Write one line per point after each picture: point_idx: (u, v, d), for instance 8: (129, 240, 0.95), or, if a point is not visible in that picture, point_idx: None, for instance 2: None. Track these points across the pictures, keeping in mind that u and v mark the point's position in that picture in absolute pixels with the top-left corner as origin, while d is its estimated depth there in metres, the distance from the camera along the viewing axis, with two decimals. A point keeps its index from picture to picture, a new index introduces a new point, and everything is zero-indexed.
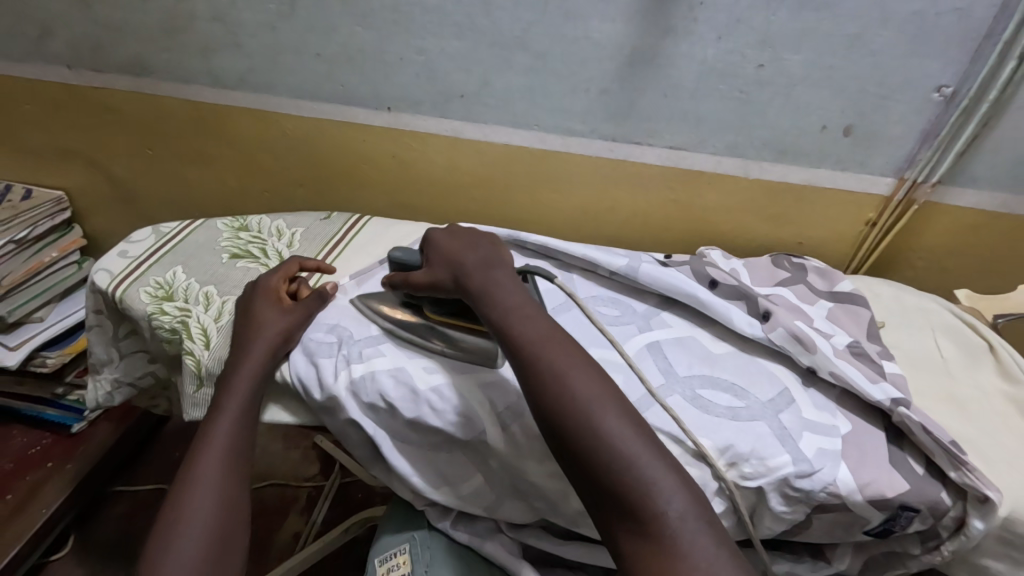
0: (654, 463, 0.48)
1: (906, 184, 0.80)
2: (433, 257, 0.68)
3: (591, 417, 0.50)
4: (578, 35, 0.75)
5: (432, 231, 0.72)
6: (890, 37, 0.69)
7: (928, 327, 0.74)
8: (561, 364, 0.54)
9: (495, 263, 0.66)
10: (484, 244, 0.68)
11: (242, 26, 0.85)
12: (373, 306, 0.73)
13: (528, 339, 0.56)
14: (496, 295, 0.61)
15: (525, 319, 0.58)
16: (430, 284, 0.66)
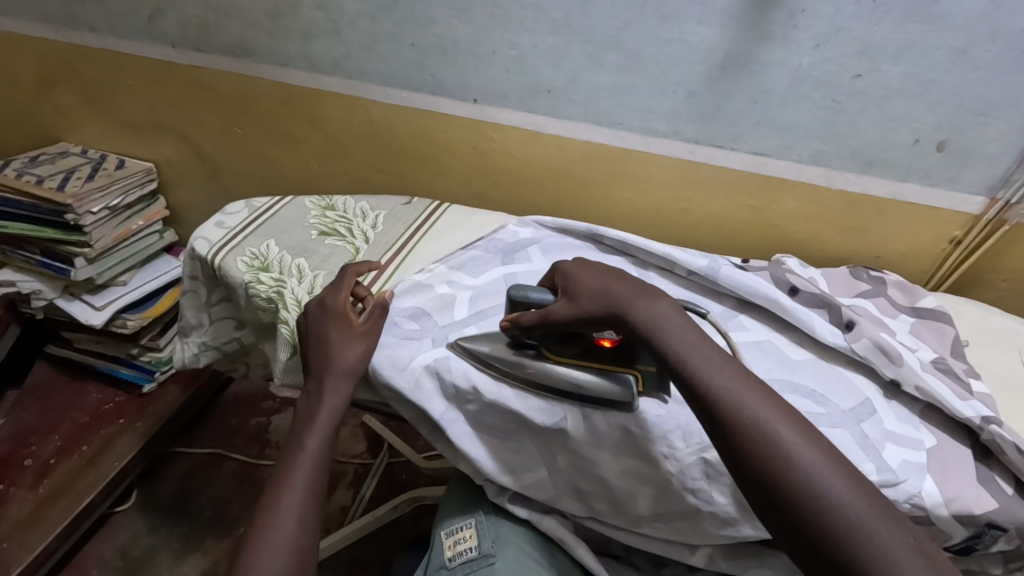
0: (895, 535, 0.40)
1: (997, 204, 0.79)
2: (576, 290, 0.63)
3: (808, 477, 0.43)
4: (674, 38, 0.76)
5: (562, 264, 0.69)
6: (997, 53, 0.68)
7: (1014, 349, 0.73)
8: (760, 413, 0.47)
9: (651, 293, 0.60)
10: (621, 276, 0.63)
11: (343, 14, 0.89)
12: (482, 348, 0.69)
13: (719, 383, 0.49)
14: (672, 334, 0.54)
15: (709, 361, 0.52)
16: (577, 317, 0.62)
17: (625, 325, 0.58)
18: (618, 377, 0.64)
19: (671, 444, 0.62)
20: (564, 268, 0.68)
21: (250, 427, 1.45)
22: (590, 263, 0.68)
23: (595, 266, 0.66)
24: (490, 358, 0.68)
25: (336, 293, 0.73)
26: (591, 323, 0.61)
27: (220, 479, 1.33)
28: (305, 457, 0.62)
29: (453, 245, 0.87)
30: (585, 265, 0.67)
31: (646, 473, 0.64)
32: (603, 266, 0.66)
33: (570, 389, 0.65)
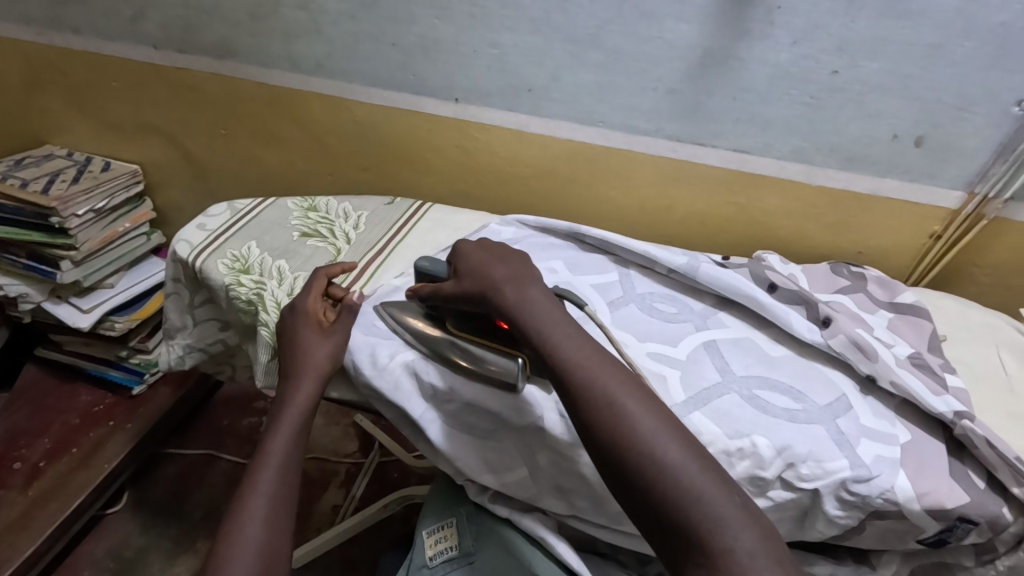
0: (718, 494, 0.46)
1: (976, 198, 0.79)
2: (465, 269, 0.67)
3: (644, 444, 0.49)
4: (653, 35, 0.76)
5: (461, 242, 0.72)
6: (973, 48, 0.68)
7: (992, 343, 0.73)
8: (611, 389, 0.52)
9: (524, 278, 0.65)
10: (511, 259, 0.68)
11: (323, 14, 0.88)
12: (396, 319, 0.72)
13: (576, 363, 0.54)
14: (539, 316, 0.59)
15: (570, 341, 0.57)
16: (460, 295, 0.66)
17: (496, 304, 0.62)
18: (503, 358, 0.66)
19: None
20: (464, 247, 0.71)
21: (242, 427, 1.45)
22: (490, 245, 0.71)
23: (491, 249, 0.70)
24: (398, 327, 0.72)
25: (306, 296, 0.73)
26: (471, 301, 0.65)
27: (212, 480, 1.34)
28: (273, 459, 0.63)
29: (436, 245, 0.87)
30: (484, 246, 0.71)
31: None
32: (498, 249, 0.70)
33: (473, 368, 0.67)
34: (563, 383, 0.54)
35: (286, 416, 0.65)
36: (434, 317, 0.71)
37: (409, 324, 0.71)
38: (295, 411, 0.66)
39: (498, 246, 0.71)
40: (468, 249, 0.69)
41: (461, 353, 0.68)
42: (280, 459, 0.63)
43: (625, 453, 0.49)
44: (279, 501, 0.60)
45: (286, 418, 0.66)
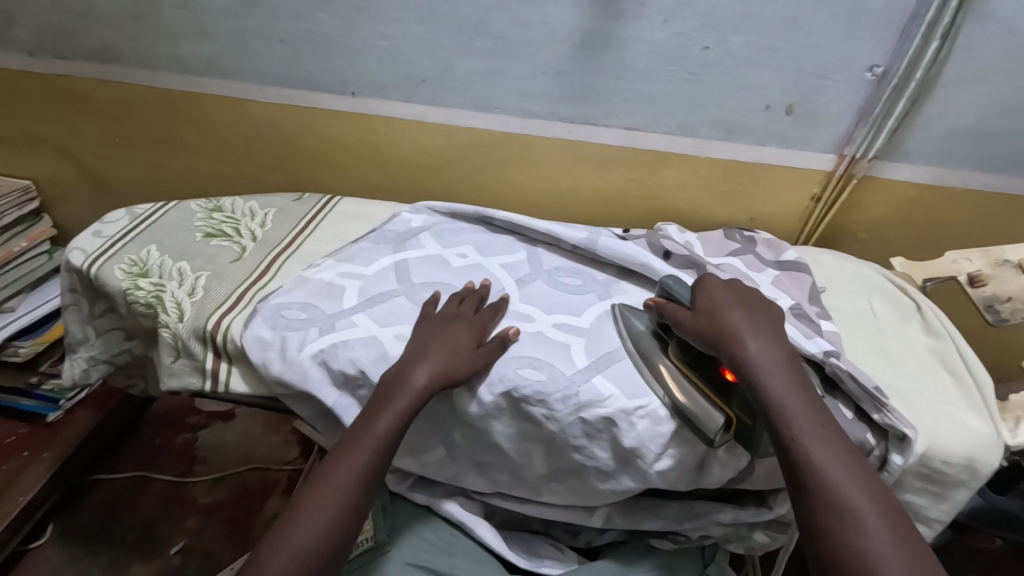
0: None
1: (846, 159, 0.84)
2: (709, 301, 0.65)
3: (867, 541, 0.48)
4: (535, 20, 0.78)
5: (709, 277, 0.69)
6: (824, 19, 0.72)
7: (863, 291, 0.78)
8: (845, 483, 0.51)
9: (770, 335, 0.61)
10: (754, 312, 0.64)
11: (206, 12, 0.87)
12: (629, 329, 0.71)
13: (815, 443, 0.53)
14: (778, 383, 0.57)
15: (822, 431, 0.54)
16: (693, 330, 0.63)
17: (733, 356, 0.59)
18: (710, 411, 0.61)
19: (551, 407, 0.64)
20: (706, 282, 0.68)
21: (175, 444, 1.40)
22: (734, 286, 0.68)
23: (735, 292, 0.66)
24: (627, 336, 0.70)
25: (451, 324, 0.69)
26: (700, 340, 0.62)
27: (145, 501, 1.28)
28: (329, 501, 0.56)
29: (345, 239, 0.86)
30: (730, 287, 0.67)
31: (535, 436, 0.67)
32: (743, 295, 0.67)
33: (663, 390, 0.65)
34: (791, 459, 0.53)
35: (356, 454, 0.58)
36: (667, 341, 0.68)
37: (640, 342, 0.69)
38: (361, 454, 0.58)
39: (747, 291, 0.67)
40: (717, 289, 0.66)
41: (665, 382, 0.65)
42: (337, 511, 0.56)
43: (848, 553, 0.48)
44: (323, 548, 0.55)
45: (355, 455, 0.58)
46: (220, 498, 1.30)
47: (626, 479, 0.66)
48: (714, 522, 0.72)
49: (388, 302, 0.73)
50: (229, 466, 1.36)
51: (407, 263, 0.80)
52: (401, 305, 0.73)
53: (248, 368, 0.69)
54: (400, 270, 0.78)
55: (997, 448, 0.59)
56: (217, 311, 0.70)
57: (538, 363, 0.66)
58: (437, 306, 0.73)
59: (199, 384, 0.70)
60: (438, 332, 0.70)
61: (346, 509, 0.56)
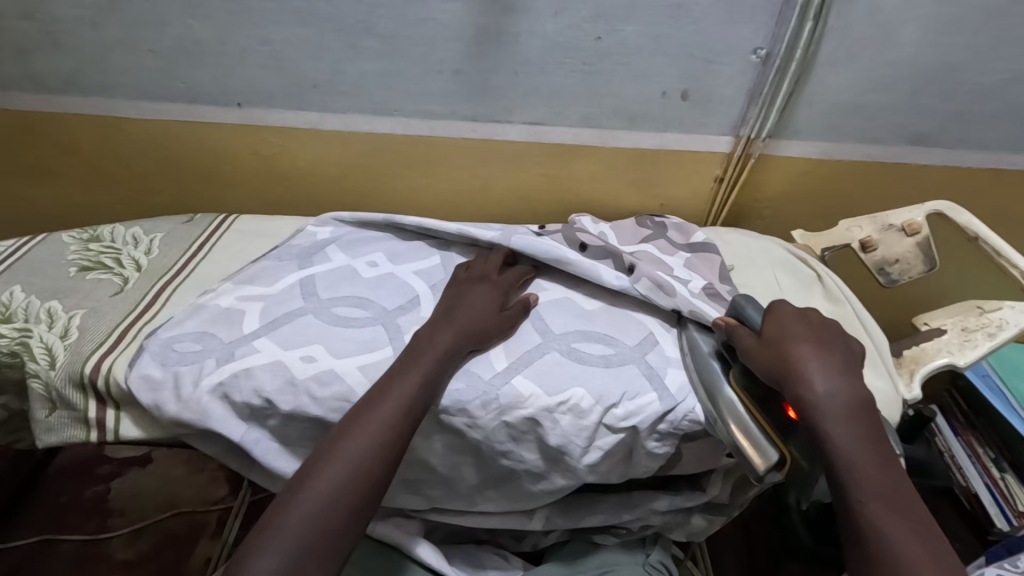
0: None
1: (743, 140, 0.87)
2: (773, 331, 0.59)
3: None
4: (423, 18, 0.76)
5: (789, 304, 0.62)
6: (707, 4, 0.73)
7: (768, 266, 0.81)
8: (912, 550, 0.44)
9: (843, 379, 0.54)
10: (831, 349, 0.56)
11: (57, 24, 0.78)
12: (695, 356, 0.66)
13: (881, 505, 0.46)
14: (843, 428, 0.50)
15: (883, 485, 0.47)
16: (759, 354, 0.58)
17: (795, 393, 0.53)
18: (762, 447, 0.54)
19: (472, 415, 0.62)
20: (779, 311, 0.61)
21: (83, 499, 1.21)
22: (810, 316, 0.61)
23: (810, 320, 0.59)
24: (694, 360, 0.66)
25: (451, 308, 0.69)
26: (764, 368, 0.56)
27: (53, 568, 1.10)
28: (313, 501, 0.50)
29: (244, 259, 0.80)
30: (808, 317, 0.60)
31: (462, 447, 0.65)
32: (822, 326, 0.59)
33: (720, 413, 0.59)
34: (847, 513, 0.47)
35: (343, 450, 0.53)
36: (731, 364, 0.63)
37: (705, 362, 0.65)
38: (348, 451, 0.53)
39: (824, 322, 0.60)
40: (788, 315, 0.59)
41: (723, 403, 0.59)
42: (311, 516, 0.50)
43: None
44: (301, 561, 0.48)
45: (342, 453, 0.53)
46: (140, 553, 1.14)
47: (557, 476, 0.65)
48: (650, 510, 0.73)
49: (294, 322, 0.68)
50: (150, 514, 1.20)
51: (315, 280, 0.75)
52: (309, 323, 0.68)
53: (140, 412, 0.63)
54: (306, 288, 0.73)
55: (897, 403, 0.62)
56: (96, 354, 0.63)
57: (456, 370, 0.64)
58: (348, 321, 0.69)
59: (84, 436, 0.63)
60: (350, 349, 0.66)
61: (326, 511, 0.50)
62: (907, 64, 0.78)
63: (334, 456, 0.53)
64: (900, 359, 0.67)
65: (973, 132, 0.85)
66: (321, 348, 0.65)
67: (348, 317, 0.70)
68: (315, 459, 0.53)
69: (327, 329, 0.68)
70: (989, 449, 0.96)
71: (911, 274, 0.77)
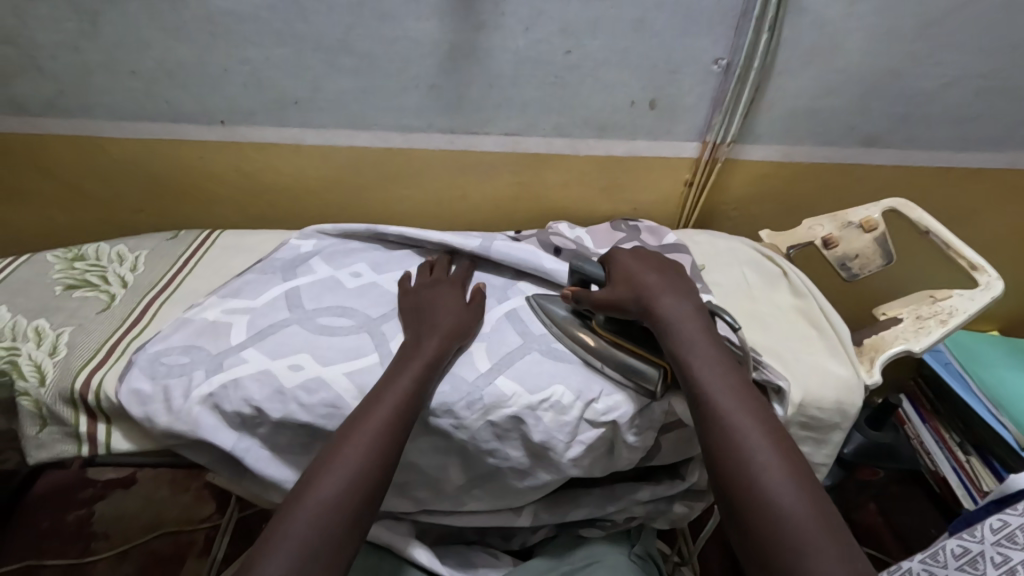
0: (815, 532, 0.46)
1: (709, 145, 0.91)
2: (616, 276, 0.70)
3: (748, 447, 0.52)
4: (398, 35, 0.79)
5: (616, 250, 0.74)
6: (669, 19, 0.77)
7: (737, 263, 0.85)
8: (732, 405, 0.55)
9: (675, 289, 0.67)
10: (665, 274, 0.69)
11: (38, 48, 0.79)
12: (547, 311, 0.75)
13: (712, 375, 0.57)
14: (691, 325, 0.62)
15: (713, 362, 0.58)
16: (612, 303, 0.67)
17: (645, 313, 0.64)
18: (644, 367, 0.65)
19: (458, 415, 0.64)
20: (616, 256, 0.73)
21: (65, 524, 1.17)
22: (638, 254, 0.73)
23: (644, 260, 0.72)
24: (549, 318, 0.74)
25: (411, 316, 0.72)
26: (614, 305, 0.67)
27: None
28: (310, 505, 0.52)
29: (228, 273, 0.81)
30: (636, 254, 0.72)
31: (448, 447, 0.67)
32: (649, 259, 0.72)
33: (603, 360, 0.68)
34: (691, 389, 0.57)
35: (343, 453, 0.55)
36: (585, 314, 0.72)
37: (560, 318, 0.73)
38: (348, 457, 0.55)
39: (654, 257, 0.73)
40: (620, 254, 0.71)
41: (600, 351, 0.68)
42: (315, 511, 0.52)
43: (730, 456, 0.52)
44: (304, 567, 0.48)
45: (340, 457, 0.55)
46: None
47: (542, 472, 0.68)
48: (633, 501, 0.76)
49: (280, 332, 0.70)
50: (133, 537, 1.18)
51: (303, 290, 0.77)
52: (295, 333, 0.70)
53: (131, 426, 0.64)
54: (292, 299, 0.75)
55: (859, 389, 0.66)
56: (85, 369, 0.64)
57: (442, 374, 0.66)
58: (334, 330, 0.71)
59: (75, 451, 0.64)
60: (337, 357, 0.68)
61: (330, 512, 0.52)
62: (856, 71, 0.83)
63: (334, 464, 0.55)
64: (861, 348, 0.71)
65: (920, 133, 0.90)
66: (308, 356, 0.67)
67: (334, 325, 0.72)
68: (315, 470, 0.55)
69: (313, 339, 0.70)
70: (954, 433, 1.01)
71: (870, 269, 0.81)
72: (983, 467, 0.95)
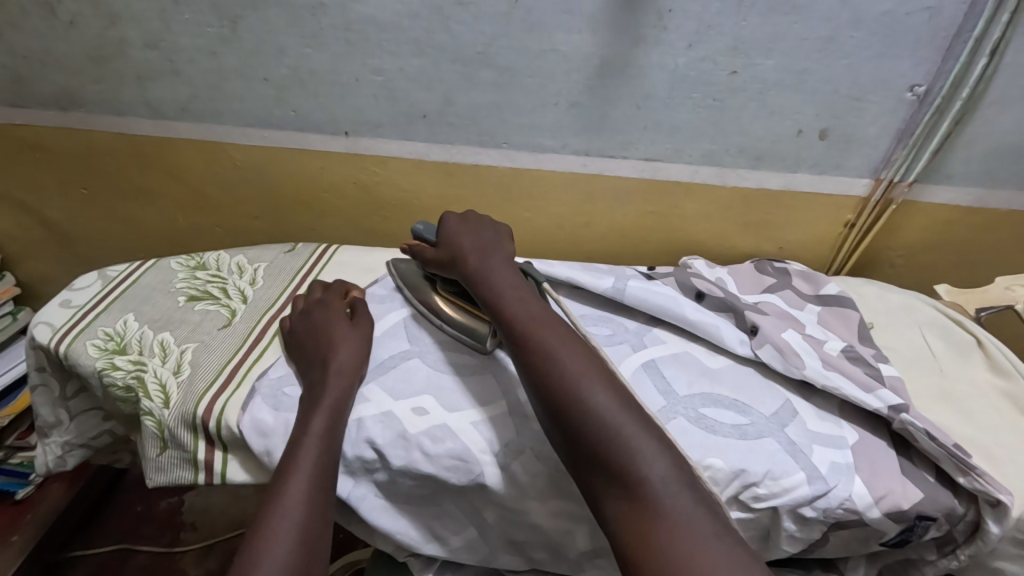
0: (635, 425, 0.48)
1: (883, 183, 0.79)
2: (443, 241, 0.68)
3: (563, 373, 0.51)
4: (545, 48, 0.72)
5: (446, 215, 0.71)
6: (861, 38, 0.67)
7: (916, 326, 0.72)
8: (547, 336, 0.54)
9: (491, 247, 0.66)
10: (489, 233, 0.69)
11: (179, 52, 0.79)
12: (402, 272, 0.74)
13: (527, 317, 0.57)
14: (501, 273, 0.62)
15: (518, 301, 0.59)
16: (439, 262, 0.68)
17: (460, 272, 0.64)
18: (474, 323, 0.65)
19: None
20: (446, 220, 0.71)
21: (159, 510, 1.18)
22: (468, 217, 0.71)
23: (471, 221, 0.70)
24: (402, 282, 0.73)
25: (334, 331, 0.64)
26: (445, 269, 0.67)
27: None
28: (291, 513, 0.49)
29: None
30: (466, 217, 0.71)
31: (577, 514, 0.60)
32: (477, 221, 0.71)
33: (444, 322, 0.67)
34: (508, 332, 0.57)
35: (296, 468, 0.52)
36: (431, 276, 0.72)
37: (411, 281, 0.73)
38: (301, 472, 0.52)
39: (482, 217, 0.72)
40: (445, 213, 0.69)
41: (438, 312, 0.68)
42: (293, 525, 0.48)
43: (547, 389, 0.51)
44: (308, 556, 0.48)
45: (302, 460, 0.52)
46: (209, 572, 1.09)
47: None
48: None
49: (402, 366, 0.65)
50: (219, 532, 1.14)
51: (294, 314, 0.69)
52: (418, 368, 0.64)
53: (248, 457, 0.60)
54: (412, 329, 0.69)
55: None
56: (208, 393, 0.61)
57: None
58: (458, 368, 0.65)
59: (192, 478, 0.61)
60: (462, 402, 0.61)
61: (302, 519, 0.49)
62: None
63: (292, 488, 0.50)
64: None
65: None
66: (431, 399, 0.61)
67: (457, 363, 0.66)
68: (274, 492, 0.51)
69: (437, 377, 0.64)
70: None
71: None
72: None
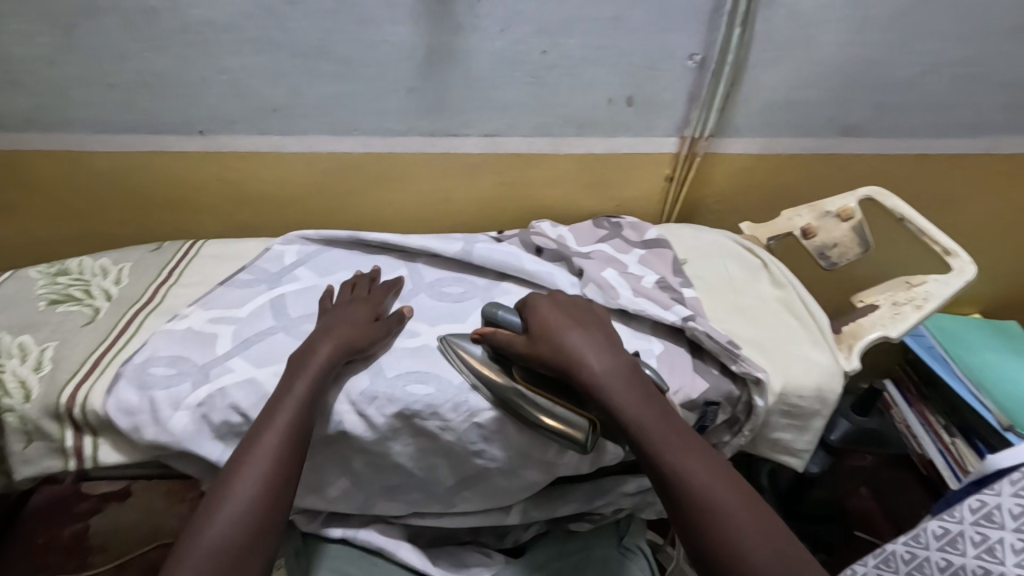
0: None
1: (687, 140, 0.92)
2: (540, 331, 0.64)
3: (714, 511, 0.51)
4: (377, 40, 0.79)
5: (535, 297, 0.69)
6: (642, 16, 0.79)
7: (719, 256, 0.86)
8: (693, 469, 0.53)
9: (604, 343, 0.63)
10: (590, 325, 0.66)
11: (17, 62, 0.79)
12: (465, 361, 0.67)
13: (666, 441, 0.55)
14: (626, 391, 0.59)
15: (662, 424, 0.57)
16: (541, 358, 0.63)
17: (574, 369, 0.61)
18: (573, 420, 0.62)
19: (444, 417, 0.65)
20: (536, 303, 0.68)
21: None
22: (564, 302, 0.69)
23: (562, 307, 0.68)
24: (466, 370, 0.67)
25: (346, 319, 0.69)
26: (551, 364, 0.62)
27: None
28: (242, 502, 0.52)
29: (211, 283, 0.81)
30: (556, 304, 0.68)
31: (435, 448, 0.68)
32: (569, 308, 0.68)
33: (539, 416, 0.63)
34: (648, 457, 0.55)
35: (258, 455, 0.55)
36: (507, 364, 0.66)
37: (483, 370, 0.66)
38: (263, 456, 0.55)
39: (575, 305, 0.69)
40: (536, 300, 0.67)
41: (530, 404, 0.63)
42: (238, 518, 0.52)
43: (699, 524, 0.51)
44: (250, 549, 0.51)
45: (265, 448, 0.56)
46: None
47: (528, 470, 0.69)
48: (621, 494, 0.78)
49: (266, 340, 0.70)
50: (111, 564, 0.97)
51: (320, 306, 0.74)
52: (281, 340, 0.70)
53: (119, 437, 0.64)
54: (277, 307, 0.75)
55: (838, 375, 0.68)
56: (70, 383, 0.64)
57: (428, 378, 0.67)
58: None
59: (63, 466, 0.64)
60: None
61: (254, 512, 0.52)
62: (830, 61, 0.85)
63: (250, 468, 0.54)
64: (841, 335, 0.73)
65: (892, 123, 0.93)
66: None
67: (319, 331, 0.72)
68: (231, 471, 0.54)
69: None
70: (939, 417, 1.01)
71: (849, 257, 0.83)
72: (968, 449, 0.96)
